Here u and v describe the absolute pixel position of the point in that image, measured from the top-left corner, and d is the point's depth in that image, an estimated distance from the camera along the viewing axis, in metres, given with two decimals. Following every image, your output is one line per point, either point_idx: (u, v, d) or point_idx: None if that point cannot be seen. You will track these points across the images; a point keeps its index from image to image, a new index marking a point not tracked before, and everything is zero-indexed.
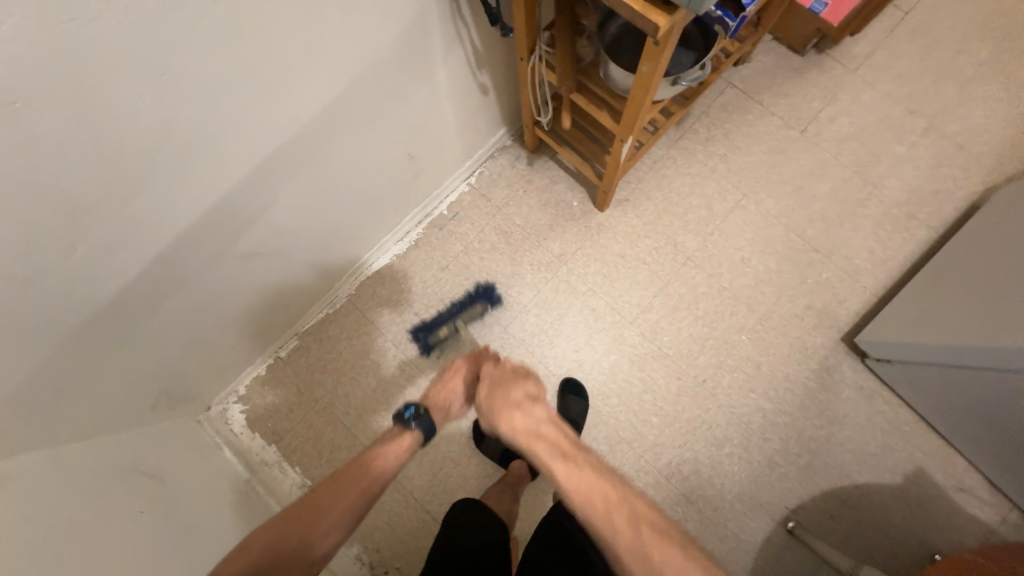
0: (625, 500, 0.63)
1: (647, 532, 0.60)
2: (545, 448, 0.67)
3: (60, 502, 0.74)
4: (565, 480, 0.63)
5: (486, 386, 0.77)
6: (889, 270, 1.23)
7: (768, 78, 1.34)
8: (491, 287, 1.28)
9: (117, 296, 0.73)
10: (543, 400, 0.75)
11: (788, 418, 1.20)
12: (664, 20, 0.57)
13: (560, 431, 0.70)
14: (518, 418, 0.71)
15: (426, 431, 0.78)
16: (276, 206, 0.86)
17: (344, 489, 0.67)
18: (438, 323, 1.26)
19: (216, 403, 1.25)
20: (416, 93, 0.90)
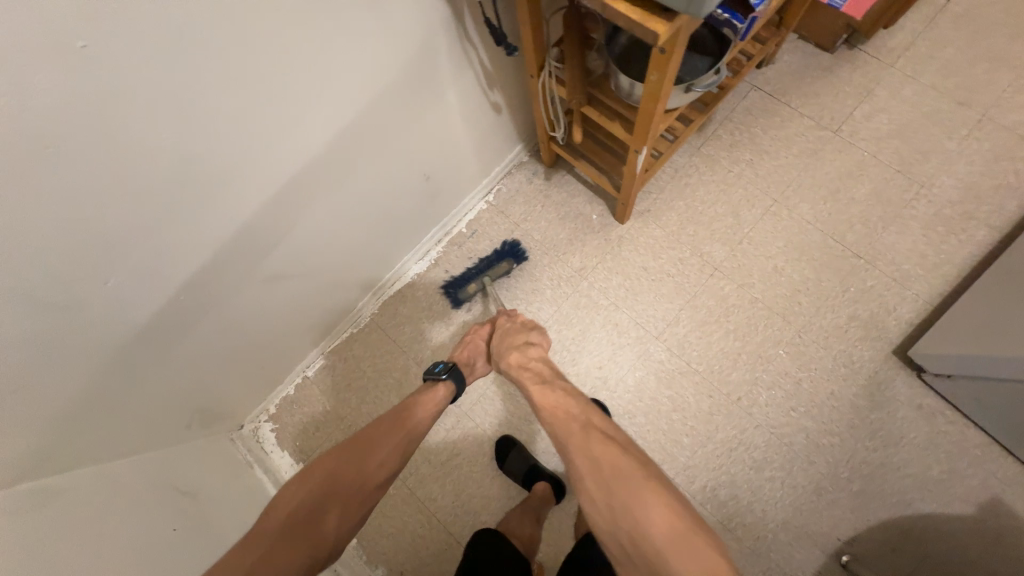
0: (580, 409, 0.78)
1: (591, 432, 0.73)
2: (528, 374, 0.89)
3: (96, 522, 0.77)
4: (539, 397, 0.83)
5: (498, 334, 0.99)
6: (944, 275, 1.13)
7: (794, 79, 1.28)
8: (518, 246, 1.30)
9: (149, 322, 0.77)
10: (541, 346, 0.96)
11: (835, 439, 1.10)
12: (664, 27, 0.55)
13: (545, 365, 0.91)
14: (514, 354, 0.93)
15: (454, 386, 0.93)
16: (298, 229, 0.89)
17: (392, 429, 0.82)
18: (468, 279, 1.29)
19: (248, 422, 1.30)
20: (427, 115, 0.92)
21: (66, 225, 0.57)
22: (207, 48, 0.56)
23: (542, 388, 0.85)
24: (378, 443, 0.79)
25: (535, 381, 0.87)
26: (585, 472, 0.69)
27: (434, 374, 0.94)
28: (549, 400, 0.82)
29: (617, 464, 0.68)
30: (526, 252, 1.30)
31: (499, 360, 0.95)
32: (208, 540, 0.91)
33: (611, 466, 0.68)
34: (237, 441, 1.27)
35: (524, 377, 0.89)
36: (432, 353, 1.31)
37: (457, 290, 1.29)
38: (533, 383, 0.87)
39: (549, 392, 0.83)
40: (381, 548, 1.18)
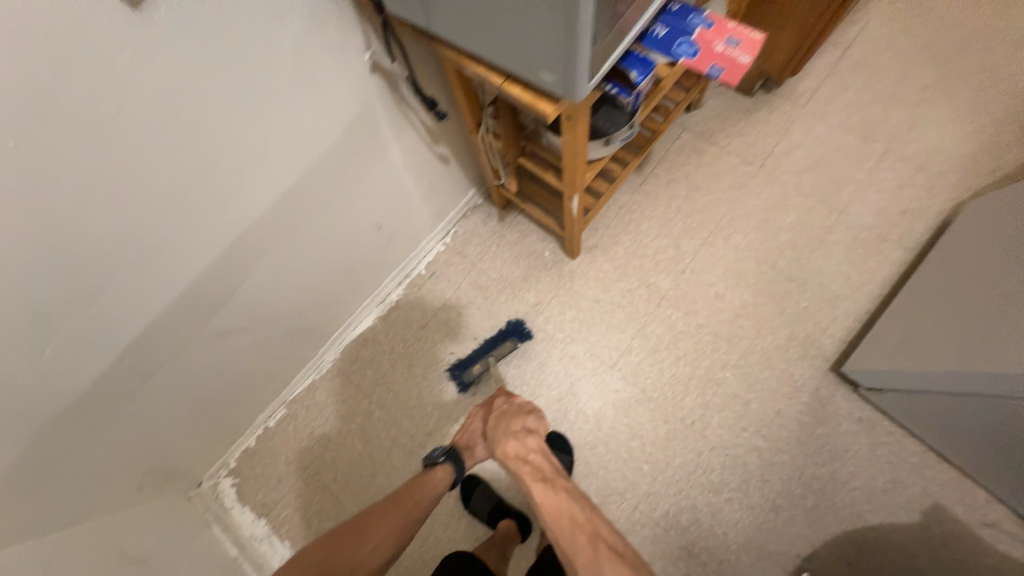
0: (585, 517, 0.84)
1: (598, 544, 0.79)
2: (529, 470, 0.91)
3: None
4: (542, 498, 0.87)
5: (496, 416, 1.00)
6: (867, 293, 1.22)
7: (720, 121, 1.40)
8: (521, 323, 1.30)
9: (94, 385, 0.78)
10: (537, 433, 0.98)
11: (785, 457, 1.14)
12: (552, 109, 0.57)
13: (543, 457, 0.95)
14: (512, 443, 0.94)
15: (453, 471, 0.96)
16: (246, 285, 0.92)
17: (386, 517, 0.85)
18: (473, 360, 1.28)
19: (207, 478, 1.27)
20: (372, 170, 0.98)
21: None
22: (141, 133, 0.60)
23: (543, 487, 0.89)
24: (369, 532, 0.82)
25: (536, 477, 0.90)
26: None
27: (432, 459, 0.98)
28: (551, 503, 0.86)
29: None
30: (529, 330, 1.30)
31: (496, 448, 0.95)
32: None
33: None
34: (194, 499, 1.24)
35: (523, 471, 0.91)
36: (395, 397, 1.32)
37: (462, 372, 1.28)
38: (534, 481, 0.90)
39: (552, 493, 0.88)
40: None
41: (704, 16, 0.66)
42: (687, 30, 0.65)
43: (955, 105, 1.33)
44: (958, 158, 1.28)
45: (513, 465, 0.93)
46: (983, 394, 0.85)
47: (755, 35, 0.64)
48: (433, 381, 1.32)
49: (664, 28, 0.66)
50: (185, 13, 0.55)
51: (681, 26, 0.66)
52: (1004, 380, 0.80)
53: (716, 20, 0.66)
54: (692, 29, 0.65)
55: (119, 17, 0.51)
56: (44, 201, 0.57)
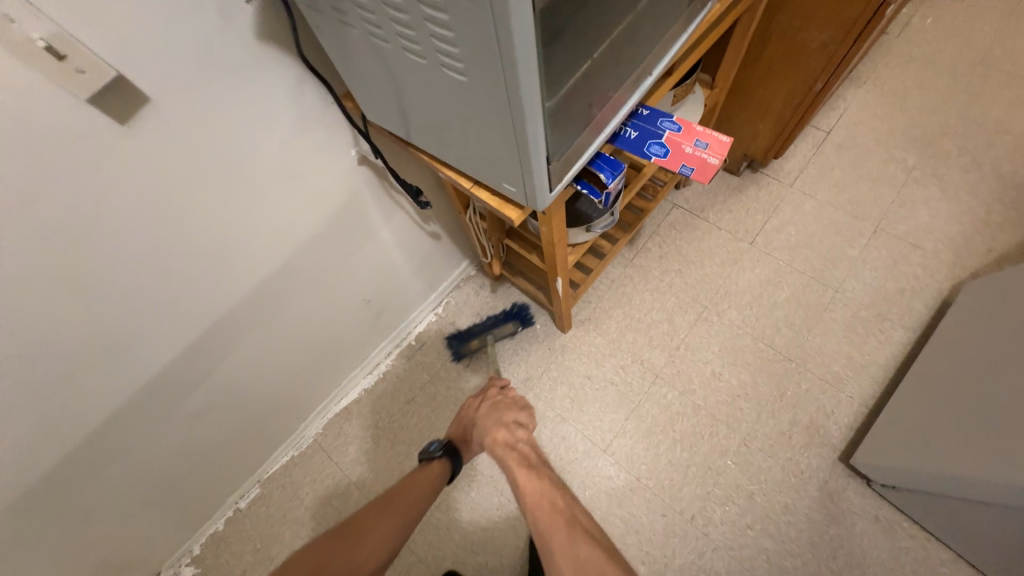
0: (567, 503, 0.74)
1: (575, 530, 0.69)
2: (515, 456, 0.84)
3: None
4: (524, 482, 0.79)
5: (488, 406, 0.96)
6: (872, 376, 1.16)
7: (709, 197, 1.43)
8: (526, 309, 1.34)
9: (54, 469, 0.76)
10: (528, 428, 0.92)
11: (797, 561, 1.03)
12: (518, 213, 0.58)
13: (531, 446, 0.88)
14: (501, 431, 0.89)
15: (450, 463, 0.91)
16: (223, 366, 0.90)
17: (379, 518, 0.75)
18: (473, 334, 1.32)
19: (167, 566, 1.17)
20: (360, 251, 0.99)
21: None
22: (119, 226, 0.61)
23: (527, 472, 0.81)
24: (365, 532, 0.73)
25: (521, 463, 0.83)
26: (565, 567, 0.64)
27: (429, 454, 0.93)
28: (533, 487, 0.78)
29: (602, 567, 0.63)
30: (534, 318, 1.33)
31: (485, 437, 0.89)
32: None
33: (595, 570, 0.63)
34: None
35: (509, 457, 0.84)
36: (375, 477, 1.24)
37: (461, 342, 1.33)
38: (519, 466, 0.82)
39: (535, 478, 0.79)
40: None
41: (673, 120, 0.69)
42: (656, 133, 0.68)
43: (942, 185, 1.35)
44: (951, 238, 1.28)
45: (499, 450, 0.86)
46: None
47: (723, 138, 0.66)
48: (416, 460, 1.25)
49: (635, 131, 0.69)
50: (170, 122, 0.58)
51: (650, 130, 0.68)
52: None
53: (684, 123, 0.68)
54: (661, 132, 0.68)
55: (103, 130, 0.53)
56: (13, 295, 0.57)
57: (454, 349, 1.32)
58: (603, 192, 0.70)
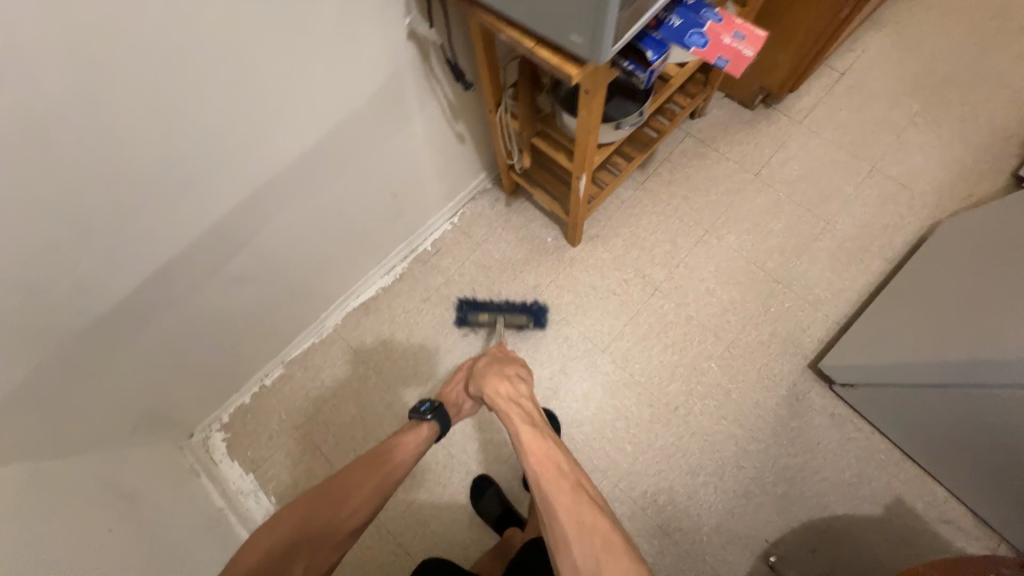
0: (569, 467, 0.81)
1: (580, 495, 0.77)
2: (519, 412, 0.89)
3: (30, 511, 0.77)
4: (528, 439, 0.84)
5: (489, 361, 1.00)
6: (847, 299, 1.29)
7: (722, 129, 1.49)
8: (543, 310, 1.34)
9: (115, 308, 0.81)
10: (528, 382, 0.97)
11: (760, 445, 1.20)
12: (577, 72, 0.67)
13: (532, 402, 0.93)
14: (504, 384, 0.94)
15: (439, 427, 0.95)
16: (264, 234, 0.96)
17: (364, 476, 0.83)
18: (486, 306, 1.35)
19: (199, 430, 1.29)
20: (395, 138, 1.04)
21: (27, 197, 0.62)
22: (193, 56, 0.65)
23: (531, 429, 0.86)
24: (348, 496, 0.80)
25: (525, 421, 0.88)
26: (569, 527, 0.73)
27: (420, 414, 0.95)
28: (538, 447, 0.83)
29: (605, 532, 0.72)
30: (546, 321, 1.34)
31: (487, 387, 0.94)
32: (162, 556, 0.92)
33: (600, 537, 0.72)
34: (186, 449, 1.26)
35: (513, 412, 0.89)
36: (392, 363, 1.36)
37: (471, 310, 1.35)
38: (523, 421, 0.87)
39: (538, 436, 0.85)
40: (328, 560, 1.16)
41: (715, 12, 0.73)
42: (699, 23, 0.73)
43: (939, 131, 1.43)
44: (938, 181, 1.38)
45: (502, 405, 0.91)
46: (969, 384, 0.91)
47: (759, 33, 0.71)
48: (429, 352, 1.36)
49: (679, 19, 0.73)
50: None
51: (694, 18, 0.73)
52: (985, 366, 0.87)
53: (725, 15, 0.73)
54: (704, 22, 0.73)
55: None
56: (110, 107, 0.62)
57: (461, 313, 1.36)
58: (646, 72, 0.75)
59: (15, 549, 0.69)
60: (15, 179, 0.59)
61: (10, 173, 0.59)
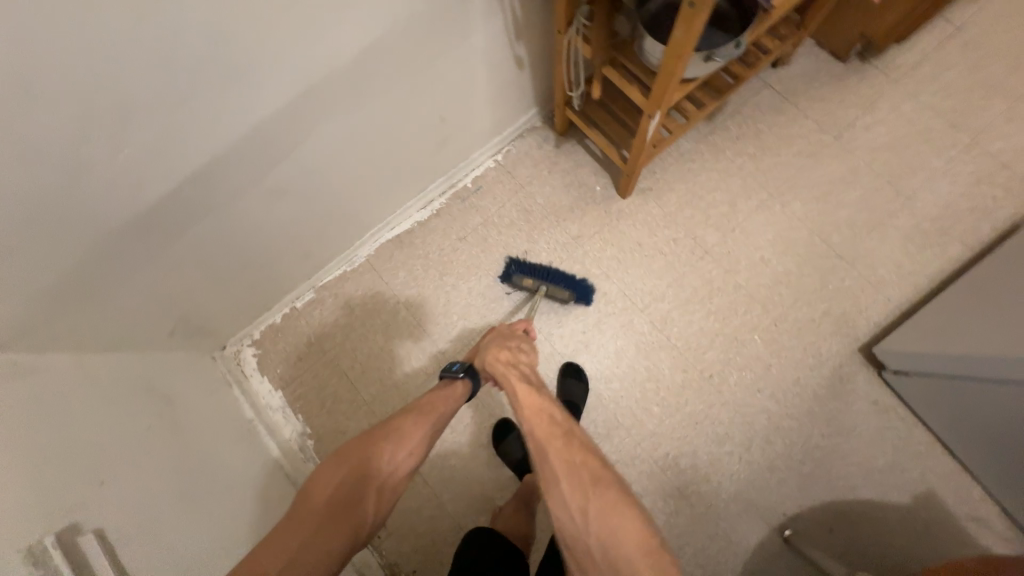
0: (565, 418, 0.80)
1: (575, 442, 0.77)
2: (518, 373, 0.86)
3: (63, 406, 0.81)
4: (524, 397, 0.82)
5: (493, 333, 0.96)
6: (913, 284, 1.20)
7: (805, 82, 1.33)
8: (590, 288, 1.25)
9: (154, 209, 0.78)
10: (530, 348, 0.93)
11: (793, 422, 1.17)
12: None
13: (532, 368, 0.90)
14: (504, 351, 0.90)
15: (472, 385, 0.94)
16: (307, 147, 0.90)
17: (415, 424, 0.83)
18: (536, 272, 1.24)
19: (231, 344, 1.30)
20: (448, 57, 0.95)
21: (71, 72, 0.57)
22: None
23: (528, 387, 0.84)
24: (402, 442, 0.81)
25: (523, 382, 0.85)
26: (564, 474, 0.73)
27: (452, 373, 0.94)
28: (534, 402, 0.81)
29: (599, 474, 0.73)
30: (590, 300, 1.25)
31: (486, 355, 0.90)
32: (191, 457, 0.98)
33: (594, 478, 0.73)
34: (218, 360, 1.28)
35: (512, 374, 0.86)
36: (423, 299, 1.33)
37: (517, 272, 1.25)
38: (520, 382, 0.85)
39: (536, 395, 0.82)
40: None
41: None
42: None
43: None
44: None
45: (499, 368, 0.88)
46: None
47: None
48: (462, 292, 1.32)
49: None
50: None
51: None
52: None
53: None
54: None
55: None
56: None
57: (507, 275, 1.26)
58: None
59: (45, 454, 0.73)
60: (55, 42, 0.54)
61: (49, 35, 0.53)
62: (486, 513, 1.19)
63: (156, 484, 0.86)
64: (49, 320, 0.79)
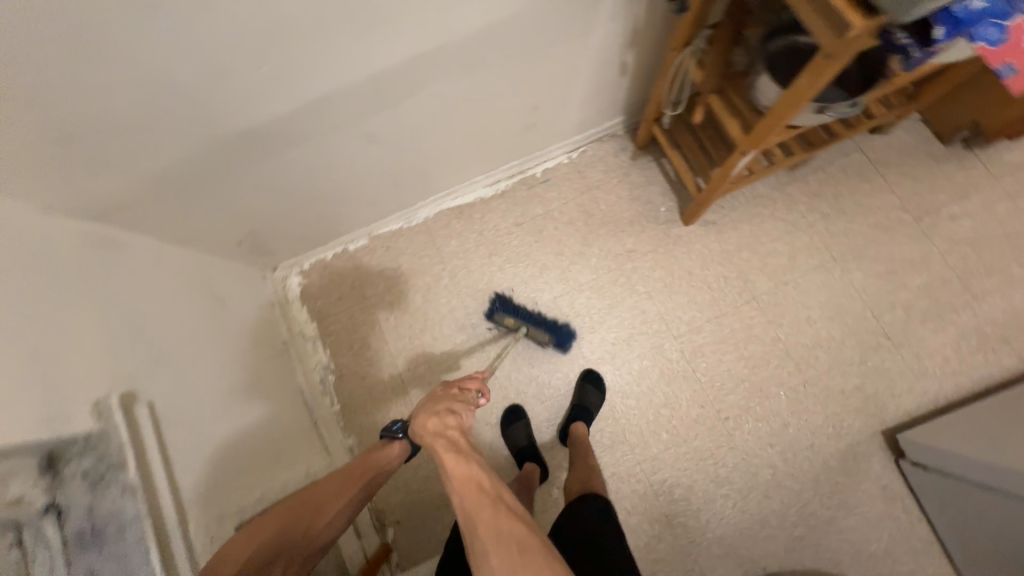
0: (493, 484, 0.68)
1: (500, 506, 0.65)
2: (445, 443, 0.75)
3: (137, 284, 0.88)
4: (450, 469, 0.71)
5: (425, 399, 0.85)
6: (956, 383, 1.18)
7: (900, 155, 1.30)
8: (570, 335, 1.26)
9: (262, 126, 0.83)
10: (462, 413, 0.81)
11: (796, 484, 1.17)
12: (861, 20, 0.57)
13: (465, 433, 0.78)
14: (431, 419, 0.78)
15: (410, 446, 1.01)
16: (408, 103, 0.94)
17: (344, 487, 0.91)
18: (514, 312, 1.25)
19: (281, 268, 1.37)
20: (561, 47, 0.96)
21: None
22: None
23: (454, 458, 0.72)
24: (327, 508, 0.88)
25: (450, 450, 0.73)
26: (491, 546, 0.61)
27: (391, 433, 1.00)
28: (460, 472, 0.70)
29: (525, 540, 0.61)
30: (568, 348, 1.27)
31: (416, 422, 0.79)
32: (230, 361, 1.04)
33: (518, 544, 0.61)
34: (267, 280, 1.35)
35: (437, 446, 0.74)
36: (466, 272, 1.37)
37: (500, 310, 1.26)
38: (447, 452, 0.73)
39: (462, 463, 0.71)
40: (362, 421, 1.30)
41: None
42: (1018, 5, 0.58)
43: None
44: None
45: (425, 440, 0.77)
46: None
47: None
48: (505, 276, 1.35)
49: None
50: None
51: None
52: None
53: None
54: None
55: None
56: None
57: (491, 311, 1.25)
58: (921, 48, 0.66)
59: (120, 324, 0.80)
60: None
61: None
62: None
63: (197, 377, 0.93)
64: (148, 201, 0.85)
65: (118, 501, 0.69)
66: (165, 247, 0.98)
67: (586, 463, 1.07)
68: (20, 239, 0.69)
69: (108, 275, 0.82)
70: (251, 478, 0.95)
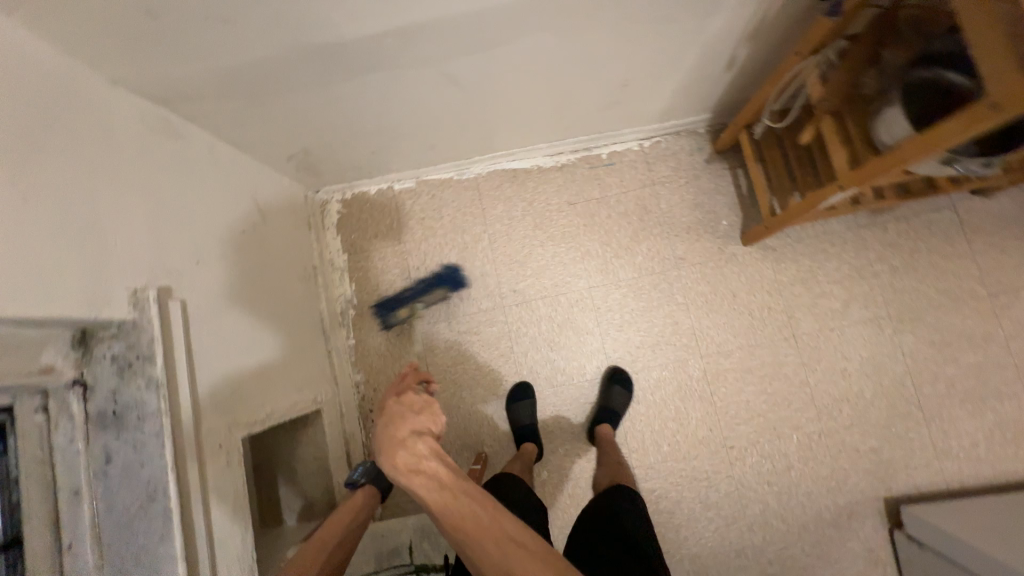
0: (495, 524, 0.60)
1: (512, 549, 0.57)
2: (423, 484, 0.62)
3: (188, 180, 0.85)
4: (443, 514, 0.61)
5: (381, 420, 0.69)
6: (977, 470, 1.14)
7: (994, 224, 1.20)
8: (456, 270, 1.32)
9: (351, 43, 0.76)
10: (431, 432, 0.68)
11: (782, 526, 1.17)
12: None
13: (441, 457, 0.65)
14: (397, 453, 0.64)
15: (376, 485, 0.97)
16: (501, 50, 0.86)
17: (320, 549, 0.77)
18: (401, 300, 1.32)
19: (324, 192, 1.36)
20: (675, 26, 0.87)
21: None
22: None
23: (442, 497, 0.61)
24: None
25: (433, 490, 0.62)
26: None
27: (354, 482, 0.96)
28: (456, 514, 0.61)
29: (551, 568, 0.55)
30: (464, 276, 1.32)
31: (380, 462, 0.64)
32: (262, 276, 1.04)
33: None
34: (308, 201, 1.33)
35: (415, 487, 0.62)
36: (507, 240, 1.32)
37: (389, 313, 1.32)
38: (431, 493, 0.62)
39: (456, 503, 0.61)
40: (372, 360, 1.32)
41: None
42: None
43: None
44: None
45: (400, 480, 0.63)
46: None
47: None
48: (545, 253, 1.31)
49: None
50: None
51: None
52: None
53: None
54: None
55: None
56: None
57: (386, 323, 1.32)
58: None
59: (165, 219, 0.78)
60: None
61: None
62: (473, 451, 1.26)
63: (229, 285, 0.92)
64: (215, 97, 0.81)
65: (142, 391, 0.69)
66: (218, 146, 0.95)
67: (612, 462, 1.08)
68: (85, 111, 0.67)
69: (162, 166, 0.80)
70: (264, 394, 0.96)
